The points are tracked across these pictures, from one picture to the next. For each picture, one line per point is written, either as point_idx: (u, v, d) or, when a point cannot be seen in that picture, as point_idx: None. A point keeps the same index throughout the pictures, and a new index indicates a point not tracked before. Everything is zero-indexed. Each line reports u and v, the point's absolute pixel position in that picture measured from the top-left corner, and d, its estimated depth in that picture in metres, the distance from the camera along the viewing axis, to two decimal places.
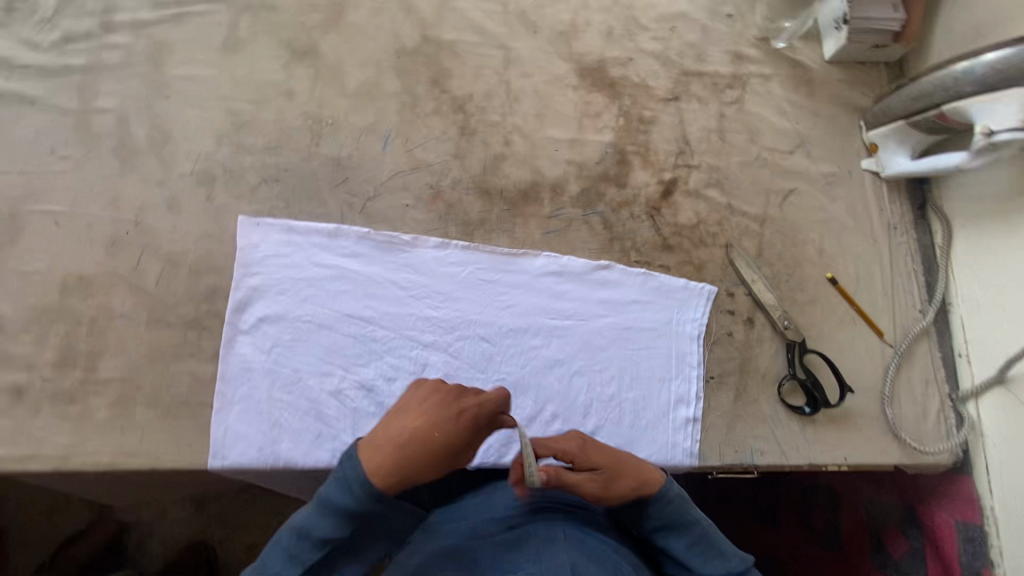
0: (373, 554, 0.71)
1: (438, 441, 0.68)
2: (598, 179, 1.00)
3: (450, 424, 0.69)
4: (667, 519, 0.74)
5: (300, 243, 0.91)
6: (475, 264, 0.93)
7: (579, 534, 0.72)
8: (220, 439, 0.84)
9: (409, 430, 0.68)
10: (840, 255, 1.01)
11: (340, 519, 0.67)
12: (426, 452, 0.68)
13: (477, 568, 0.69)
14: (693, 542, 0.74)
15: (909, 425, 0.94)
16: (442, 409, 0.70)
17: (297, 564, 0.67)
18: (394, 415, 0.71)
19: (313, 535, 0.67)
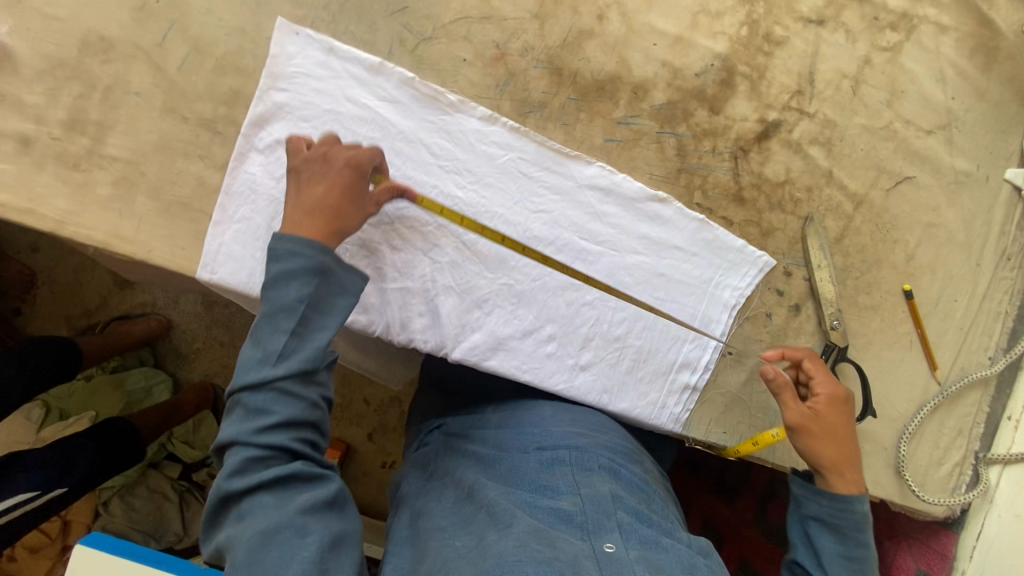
0: (342, 306, 0.70)
1: (349, 189, 0.73)
2: (690, 95, 0.83)
3: (344, 172, 0.73)
4: (830, 509, 0.73)
5: (336, 69, 0.80)
6: (518, 152, 0.82)
7: (613, 466, 0.73)
8: (212, 253, 0.80)
9: (317, 199, 0.71)
10: (930, 269, 0.86)
11: (301, 279, 0.67)
12: (350, 201, 0.73)
13: (520, 481, 0.71)
14: (846, 551, 0.72)
15: (918, 467, 0.87)
16: (312, 175, 0.73)
17: (281, 330, 0.66)
18: (296, 197, 0.72)
19: (281, 299, 0.66)
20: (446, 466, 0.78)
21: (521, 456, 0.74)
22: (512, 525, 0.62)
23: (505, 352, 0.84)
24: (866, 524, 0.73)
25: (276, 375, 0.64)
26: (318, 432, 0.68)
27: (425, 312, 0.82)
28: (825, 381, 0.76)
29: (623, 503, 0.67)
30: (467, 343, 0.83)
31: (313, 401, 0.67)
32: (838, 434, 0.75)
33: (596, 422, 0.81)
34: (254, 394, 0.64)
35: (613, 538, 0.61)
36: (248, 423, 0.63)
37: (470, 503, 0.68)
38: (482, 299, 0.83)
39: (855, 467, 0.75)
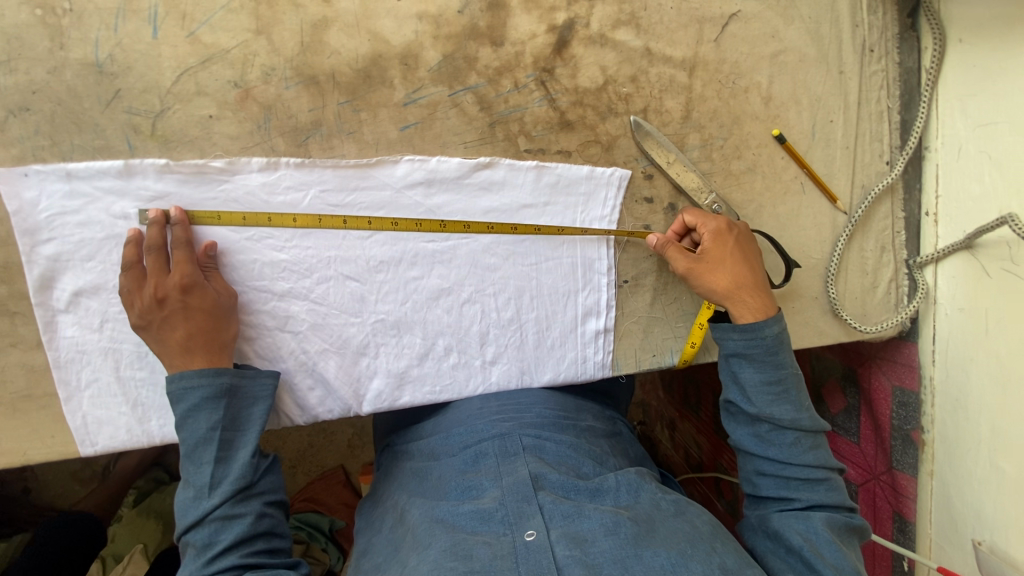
0: (260, 415, 0.69)
1: (208, 304, 0.68)
2: (464, 37, 0.72)
3: (184, 296, 0.67)
4: (743, 341, 0.70)
5: (87, 191, 0.70)
6: (318, 186, 0.73)
7: (537, 444, 0.71)
8: (82, 428, 0.76)
9: (182, 338, 0.67)
10: (793, 102, 0.78)
11: (208, 406, 0.65)
12: (218, 314, 0.69)
13: (446, 490, 0.67)
14: (768, 377, 0.69)
15: (854, 301, 0.84)
16: (156, 316, 0.67)
17: (204, 462, 0.64)
18: (162, 346, 0.67)
19: (195, 433, 0.64)
20: (389, 487, 0.76)
21: (448, 461, 0.72)
22: (430, 545, 0.57)
23: (412, 383, 0.80)
24: (782, 346, 0.70)
25: (211, 505, 0.62)
26: (275, 539, 0.66)
27: (315, 384, 0.78)
28: (706, 217, 0.74)
29: (546, 481, 0.65)
30: (371, 393, 0.80)
31: (259, 512, 0.65)
32: (730, 261, 0.71)
33: (521, 401, 0.78)
34: (197, 531, 0.62)
35: (534, 525, 0.58)
36: (198, 559, 0.61)
37: (400, 528, 0.64)
38: (366, 338, 0.78)
39: (758, 291, 0.71)
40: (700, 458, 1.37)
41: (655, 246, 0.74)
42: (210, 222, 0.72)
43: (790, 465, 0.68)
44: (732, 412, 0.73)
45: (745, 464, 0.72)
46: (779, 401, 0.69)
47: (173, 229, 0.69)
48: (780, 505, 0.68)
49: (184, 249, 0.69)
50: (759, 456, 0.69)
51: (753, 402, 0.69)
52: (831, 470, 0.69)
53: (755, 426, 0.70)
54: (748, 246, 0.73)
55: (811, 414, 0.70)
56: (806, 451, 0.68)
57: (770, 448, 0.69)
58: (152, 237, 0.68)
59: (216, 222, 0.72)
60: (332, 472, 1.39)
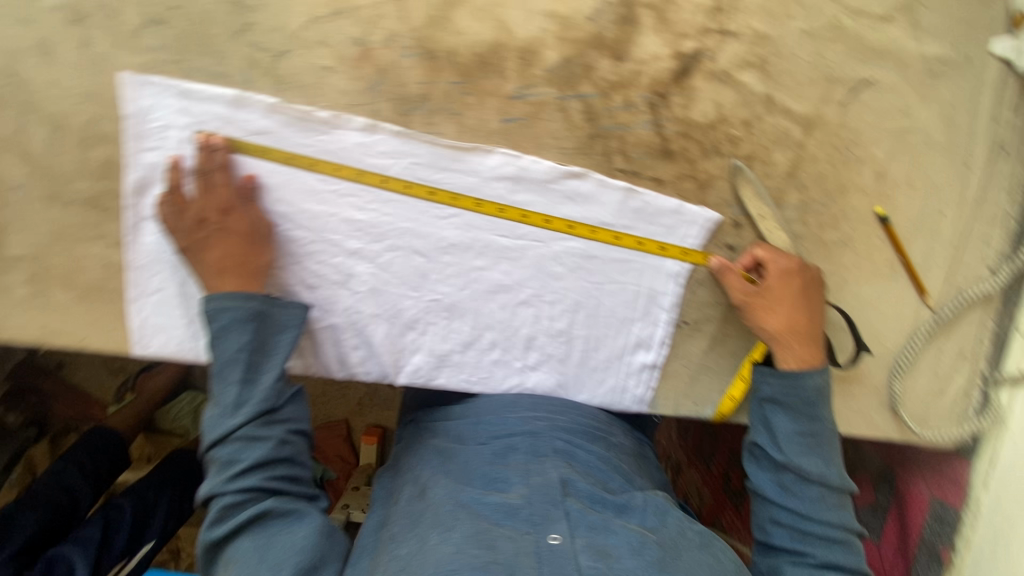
0: (289, 343, 0.68)
1: (245, 227, 0.71)
2: (587, 44, 0.71)
3: (223, 218, 0.71)
4: (780, 386, 0.68)
5: (196, 113, 0.73)
6: (410, 158, 0.74)
7: (568, 449, 0.70)
8: (140, 329, 0.80)
9: (217, 260, 0.70)
10: (906, 184, 0.74)
11: (237, 328, 0.64)
12: (253, 240, 0.72)
13: (471, 476, 0.65)
14: (801, 427, 0.67)
15: (916, 401, 0.80)
16: (196, 237, 0.71)
17: (231, 382, 0.63)
18: (197, 267, 0.71)
19: (224, 354, 0.64)
20: (410, 461, 0.75)
21: (476, 448, 0.71)
22: (453, 527, 0.54)
23: (450, 367, 0.81)
24: (820, 398, 0.67)
25: (235, 424, 0.60)
26: (298, 466, 0.64)
27: (359, 344, 0.80)
28: (781, 254, 0.71)
29: (574, 488, 0.61)
30: (410, 367, 0.81)
31: (282, 437, 0.62)
32: (789, 304, 0.69)
33: (556, 404, 0.77)
34: (222, 448, 0.61)
35: (559, 529, 0.55)
36: (220, 475, 0.59)
37: (420, 502, 0.62)
38: (418, 314, 0.79)
39: (810, 341, 0.69)
40: (699, 507, 1.33)
41: (714, 269, 0.73)
42: (255, 155, 0.74)
43: (811, 521, 0.65)
44: (755, 455, 0.70)
45: (762, 512, 0.69)
46: (808, 452, 0.66)
47: (214, 153, 0.72)
48: (791, 557, 0.65)
49: (224, 173, 0.72)
50: (778, 504, 0.67)
51: (783, 449, 0.67)
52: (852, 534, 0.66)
53: (779, 474, 0.67)
54: (813, 295, 0.71)
55: (840, 471, 0.67)
56: (829, 508, 0.65)
57: (791, 498, 0.66)
58: (201, 159, 0.72)
59: (261, 156, 0.74)
60: (335, 425, 1.41)
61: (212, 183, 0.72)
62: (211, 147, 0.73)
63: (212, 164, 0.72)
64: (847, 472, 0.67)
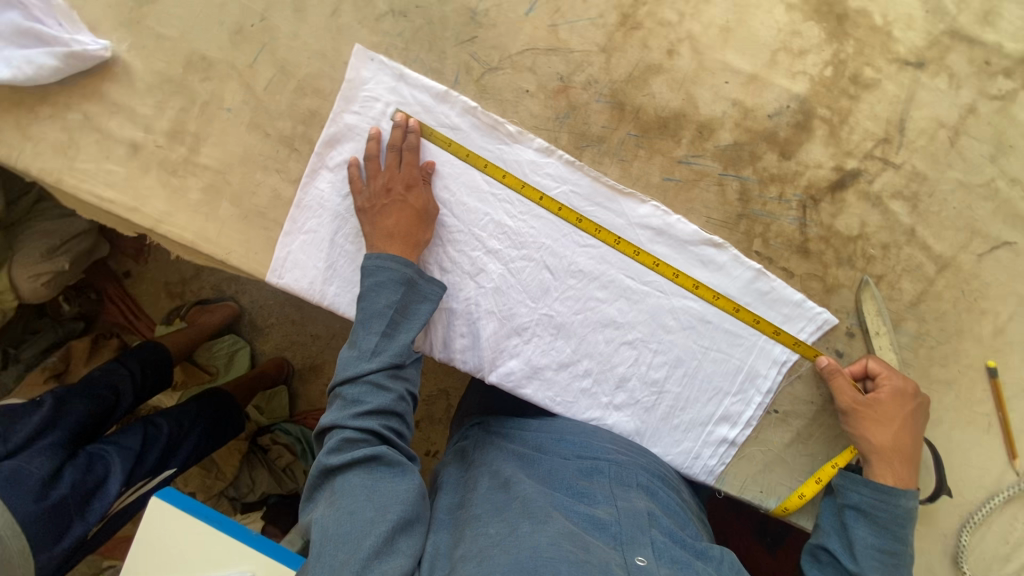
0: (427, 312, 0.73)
1: (421, 205, 0.79)
2: (760, 137, 0.79)
3: (406, 192, 0.79)
4: (871, 498, 0.70)
5: (404, 94, 0.83)
6: (571, 185, 0.82)
7: (650, 486, 0.71)
8: (281, 260, 0.87)
9: (390, 226, 0.76)
10: (1021, 346, 0.77)
11: (391, 286, 0.70)
12: (422, 217, 0.78)
13: (557, 486, 0.70)
14: (880, 544, 0.69)
15: (982, 561, 0.79)
16: (378, 203, 0.79)
17: (373, 331, 0.68)
18: (371, 228, 0.77)
19: (373, 305, 0.70)
20: (483, 455, 0.78)
21: (561, 461, 0.73)
22: (546, 522, 0.60)
23: (540, 382, 0.85)
24: (908, 521, 0.69)
25: (369, 369, 0.66)
26: (404, 423, 0.69)
27: (467, 334, 0.85)
28: (896, 376, 0.74)
29: (659, 523, 0.64)
30: (503, 369, 0.85)
31: (401, 394, 0.68)
32: (897, 423, 0.72)
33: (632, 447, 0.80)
34: (350, 387, 0.67)
35: (645, 553, 0.58)
36: (344, 410, 0.65)
37: (505, 493, 0.66)
38: (529, 324, 0.85)
39: (909, 464, 0.71)
40: None
41: (822, 367, 0.76)
42: (439, 144, 0.83)
43: None
44: (818, 559, 0.72)
45: None
46: (881, 571, 0.68)
47: (409, 135, 0.81)
48: None
49: (413, 154, 0.80)
50: None
51: (856, 559, 0.68)
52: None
53: None
54: (919, 421, 0.73)
55: None
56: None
57: None
58: (396, 136, 0.80)
59: (444, 146, 0.83)
60: None
61: (402, 159, 0.80)
62: (405, 127, 0.81)
63: (406, 144, 0.81)
64: None
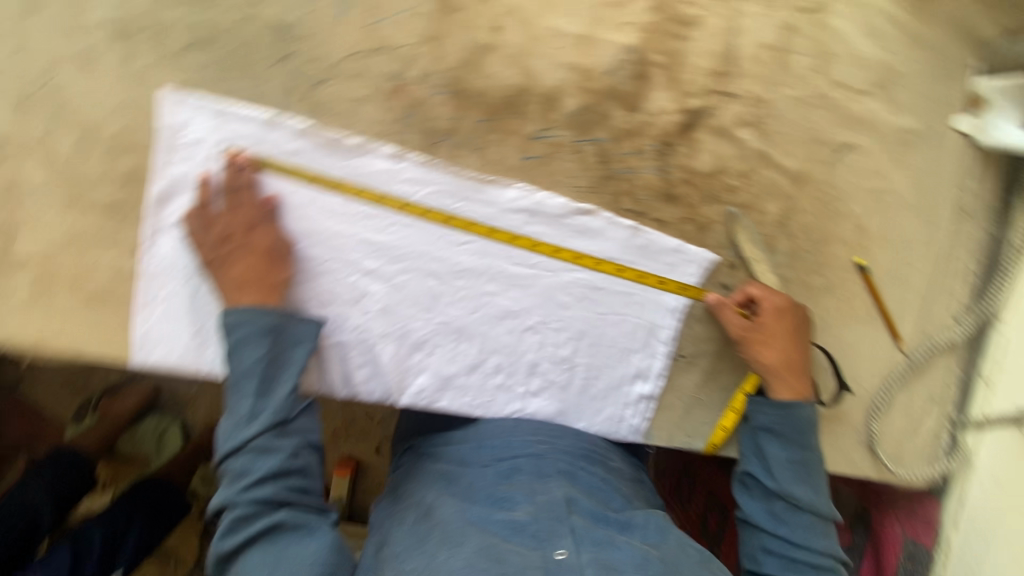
0: (301, 357, 0.71)
1: (267, 244, 0.74)
2: (604, 95, 0.78)
3: (248, 235, 0.74)
4: (777, 416, 0.73)
5: (229, 129, 0.76)
6: (432, 186, 0.78)
7: (570, 470, 0.74)
8: (144, 337, 0.79)
9: (239, 275, 0.72)
10: (882, 238, 0.82)
11: (254, 341, 0.67)
12: (272, 257, 0.74)
13: (477, 497, 0.69)
14: (793, 456, 0.71)
15: (893, 441, 0.85)
16: (221, 253, 0.74)
17: (246, 394, 0.66)
18: (220, 280, 0.73)
19: (240, 366, 0.67)
20: (411, 484, 0.77)
21: (481, 470, 0.74)
22: (462, 543, 0.60)
23: (454, 390, 0.83)
24: (810, 428, 0.73)
25: (250, 436, 0.64)
26: (307, 479, 0.67)
27: (366, 363, 0.81)
28: (773, 292, 0.77)
29: (578, 506, 0.67)
30: (413, 388, 0.82)
31: (293, 450, 0.65)
32: (783, 339, 0.75)
33: (556, 431, 0.80)
34: (236, 459, 0.64)
35: (564, 544, 0.60)
36: (234, 486, 0.63)
37: (426, 522, 0.66)
38: (427, 337, 0.81)
39: (800, 374, 0.75)
40: None
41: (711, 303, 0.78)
42: (280, 173, 0.76)
43: (801, 548, 0.68)
44: (745, 484, 0.74)
45: (749, 539, 0.72)
46: (799, 480, 0.70)
47: (242, 172, 0.75)
48: None
49: (249, 191, 0.75)
50: (768, 532, 0.70)
51: (775, 477, 0.71)
52: (838, 562, 0.69)
53: (770, 502, 0.71)
54: (802, 331, 0.77)
55: (827, 500, 0.71)
56: (818, 537, 0.69)
57: (782, 527, 0.69)
58: (226, 177, 0.75)
59: (286, 175, 0.77)
60: None
61: (239, 202, 0.75)
62: (237, 166, 0.75)
63: (239, 183, 0.75)
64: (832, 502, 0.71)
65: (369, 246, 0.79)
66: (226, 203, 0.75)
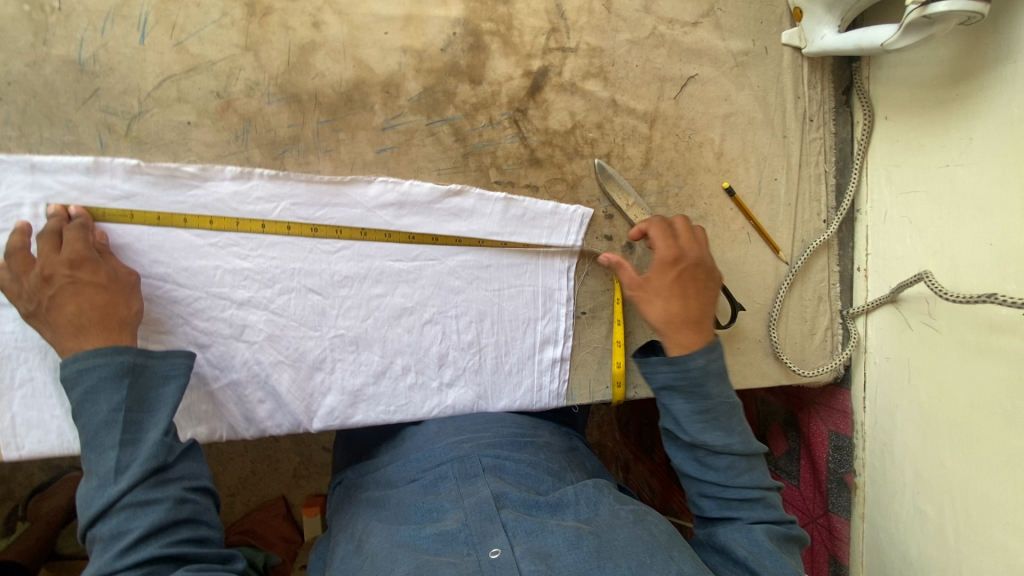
0: (172, 394, 0.66)
1: (102, 277, 0.66)
2: (444, 73, 0.77)
3: (72, 271, 0.64)
4: (672, 373, 0.69)
5: (48, 185, 0.70)
6: (289, 199, 0.75)
7: (497, 463, 0.72)
8: (8, 429, 0.72)
9: (72, 315, 0.63)
10: (742, 159, 0.85)
11: (109, 387, 0.62)
12: (115, 289, 0.66)
13: (406, 515, 0.67)
14: (698, 407, 0.68)
15: (795, 346, 0.89)
16: (44, 297, 0.64)
17: (108, 447, 0.60)
18: (53, 327, 0.64)
19: (95, 417, 0.61)
20: (342, 521, 0.73)
21: (407, 487, 0.72)
22: (393, 569, 0.57)
23: (366, 402, 0.79)
24: (708, 376, 0.68)
25: (121, 492, 0.59)
26: (201, 526, 0.64)
27: (266, 396, 0.77)
28: (665, 241, 0.74)
29: (508, 499, 0.66)
30: (323, 409, 0.78)
31: (177, 498, 0.61)
32: (667, 293, 0.71)
33: (478, 421, 0.79)
34: (106, 522, 0.58)
35: (498, 542, 0.59)
36: (110, 551, 0.57)
37: (358, 556, 0.63)
38: (324, 355, 0.78)
39: (693, 326, 0.70)
40: (652, 500, 1.39)
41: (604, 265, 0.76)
42: (120, 220, 0.71)
43: (729, 488, 0.67)
44: (668, 438, 0.72)
45: (686, 487, 0.71)
46: (710, 425, 0.68)
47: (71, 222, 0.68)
48: (725, 523, 0.68)
49: (77, 230, 0.67)
50: (699, 479, 0.69)
51: (687, 430, 0.68)
52: (767, 489, 0.69)
53: (693, 451, 0.69)
54: (693, 281, 0.72)
55: (744, 434, 0.69)
56: (741, 474, 0.68)
57: (709, 472, 0.68)
58: (47, 224, 0.66)
59: (126, 220, 0.71)
60: (271, 504, 1.33)
61: (60, 240, 0.66)
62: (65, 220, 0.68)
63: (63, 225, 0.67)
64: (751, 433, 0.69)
65: (240, 276, 0.75)
66: (44, 246, 0.65)
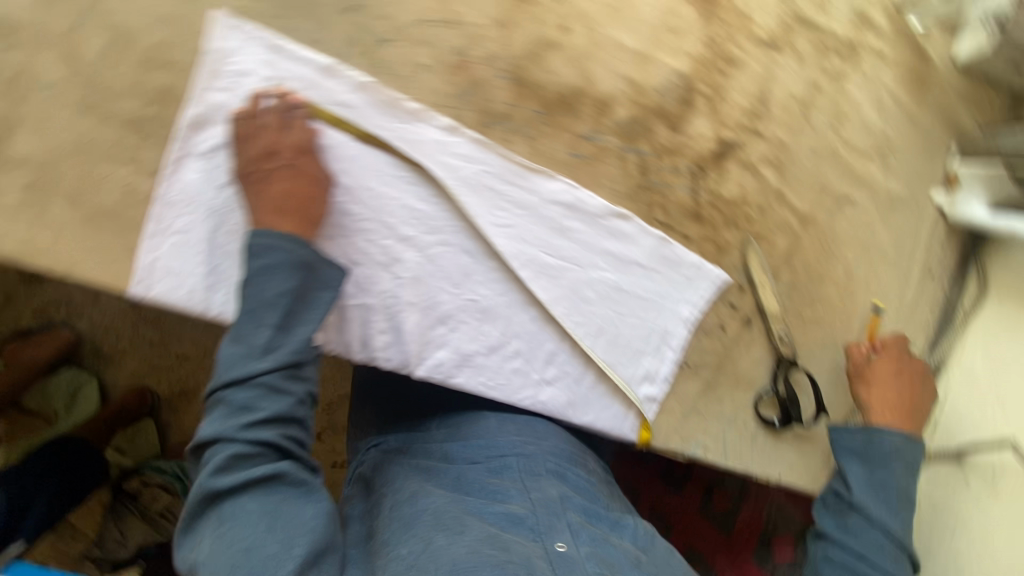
0: (325, 300, 0.69)
1: (313, 173, 0.72)
2: (651, 112, 0.84)
3: (294, 158, 0.71)
4: (863, 437, 0.84)
5: (281, 67, 0.73)
6: (481, 165, 0.79)
7: (559, 471, 0.80)
8: (147, 267, 0.73)
9: (278, 195, 0.69)
10: (865, 285, 0.92)
11: (283, 271, 0.66)
12: (319, 186, 0.72)
13: (470, 488, 0.75)
14: (874, 478, 0.82)
15: None
16: (260, 170, 0.71)
17: (264, 324, 0.65)
18: (256, 196, 0.70)
19: (263, 293, 0.65)
20: (385, 478, 0.80)
21: (471, 466, 0.79)
22: (463, 532, 0.65)
23: (471, 369, 0.82)
24: (895, 456, 0.83)
25: (264, 370, 0.64)
26: (304, 429, 0.69)
27: (388, 329, 0.79)
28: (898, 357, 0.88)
29: (571, 504, 0.74)
30: (432, 360, 0.81)
31: (300, 397, 0.67)
32: (890, 383, 0.86)
33: (539, 429, 0.85)
34: (240, 390, 0.64)
35: (564, 538, 0.67)
36: (235, 419, 0.63)
37: (410, 507, 0.71)
38: (454, 312, 0.81)
39: (901, 412, 0.85)
40: None
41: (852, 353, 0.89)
42: (331, 123, 0.75)
43: (863, 559, 0.78)
44: (825, 503, 0.86)
45: (816, 548, 0.83)
46: (877, 503, 0.81)
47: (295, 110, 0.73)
48: None
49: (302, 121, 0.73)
50: (835, 542, 0.81)
51: (853, 492, 0.82)
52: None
53: (843, 518, 0.83)
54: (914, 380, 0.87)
55: (900, 524, 0.81)
56: (882, 554, 0.79)
57: (850, 538, 0.80)
58: (278, 103, 0.72)
59: (336, 126, 0.75)
60: None
61: (288, 124, 0.72)
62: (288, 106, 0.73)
63: (290, 112, 0.72)
64: (908, 525, 0.81)
65: (411, 214, 0.78)
66: (270, 122, 0.71)
